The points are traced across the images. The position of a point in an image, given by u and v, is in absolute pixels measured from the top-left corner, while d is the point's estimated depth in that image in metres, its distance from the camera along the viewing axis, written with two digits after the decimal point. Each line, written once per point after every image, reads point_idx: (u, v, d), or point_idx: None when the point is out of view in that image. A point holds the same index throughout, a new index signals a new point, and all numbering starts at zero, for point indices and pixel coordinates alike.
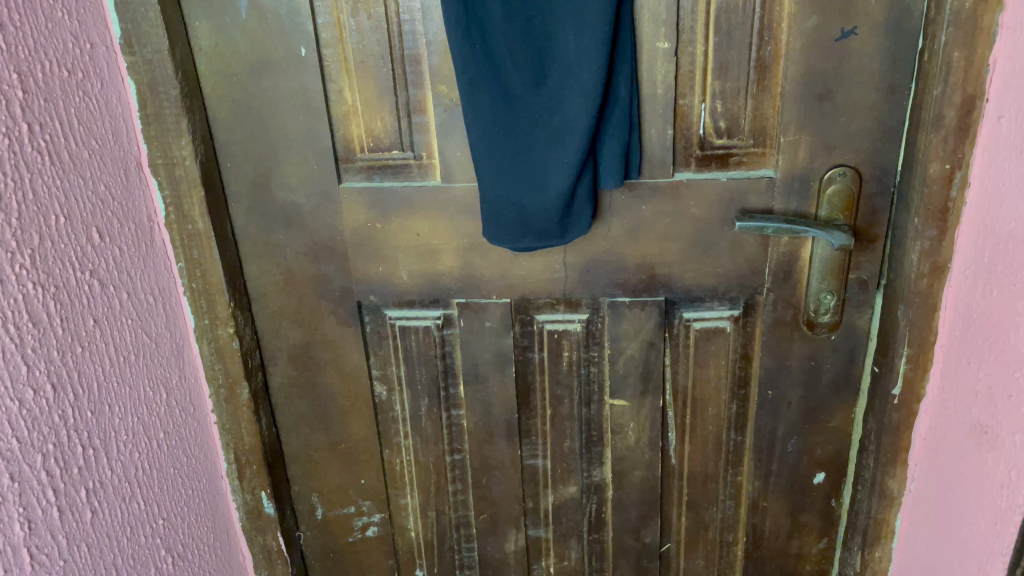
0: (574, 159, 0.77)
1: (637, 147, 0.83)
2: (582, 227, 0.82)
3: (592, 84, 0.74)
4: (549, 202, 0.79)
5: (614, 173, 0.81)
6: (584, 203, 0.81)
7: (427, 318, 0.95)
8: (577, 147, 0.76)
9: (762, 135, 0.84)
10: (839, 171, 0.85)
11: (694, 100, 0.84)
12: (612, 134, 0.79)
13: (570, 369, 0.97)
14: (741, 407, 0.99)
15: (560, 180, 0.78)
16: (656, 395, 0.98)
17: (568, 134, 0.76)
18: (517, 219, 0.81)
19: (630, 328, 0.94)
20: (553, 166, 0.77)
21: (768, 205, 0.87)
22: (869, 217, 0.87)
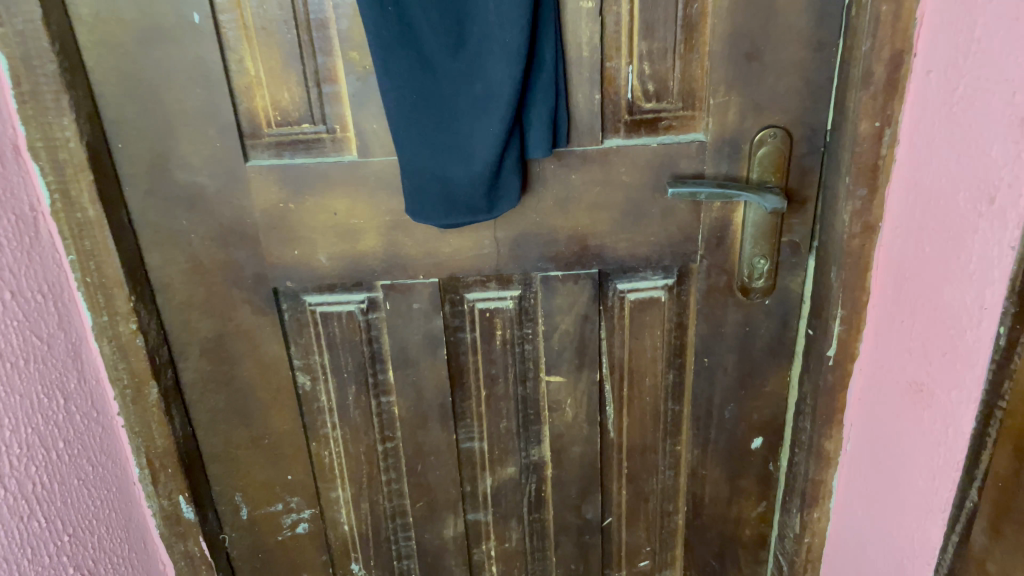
0: (501, 129, 0.72)
1: (565, 115, 0.79)
2: (511, 201, 0.78)
3: (518, 45, 0.69)
4: (477, 175, 0.74)
5: (543, 142, 0.77)
6: (512, 176, 0.77)
7: (349, 302, 0.89)
8: (503, 115, 0.72)
9: (691, 97, 0.82)
10: (772, 130, 0.83)
11: (621, 63, 0.80)
12: (540, 101, 0.75)
13: (504, 349, 0.94)
14: (677, 376, 0.97)
15: (486, 151, 0.73)
16: (592, 369, 0.95)
17: (494, 101, 0.71)
18: (443, 195, 0.75)
19: (563, 302, 0.91)
20: (479, 136, 0.73)
21: (699, 169, 0.84)
22: (800, 178, 0.85)
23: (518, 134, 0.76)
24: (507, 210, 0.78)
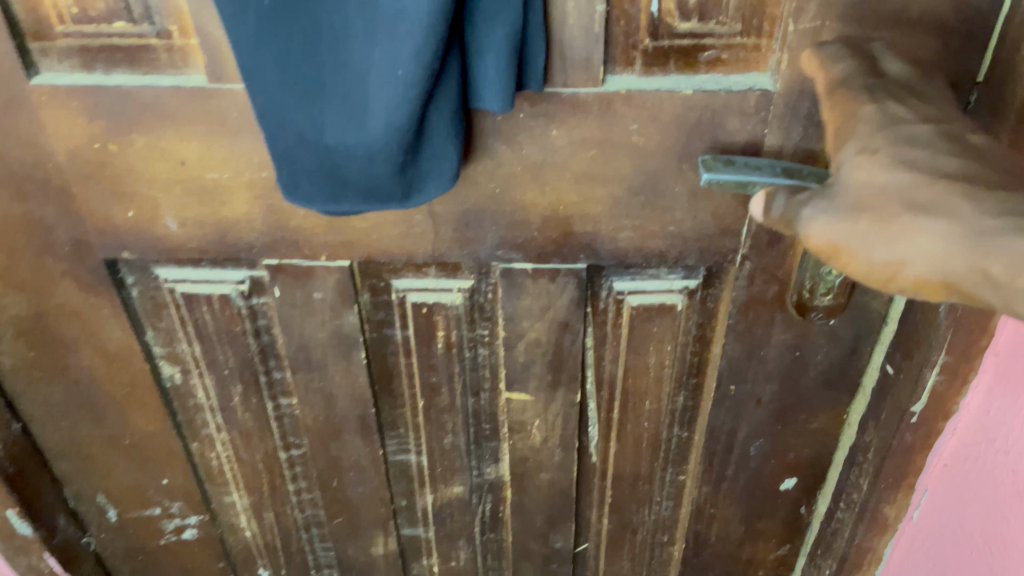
0: (418, 71, 0.40)
1: (540, 43, 0.46)
2: (441, 183, 0.47)
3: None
4: (378, 146, 0.43)
5: (500, 92, 0.45)
6: (444, 145, 0.45)
7: (223, 283, 0.62)
8: (421, 49, 0.40)
9: (758, 15, 0.48)
10: (878, 41, 0.47)
11: None
12: (496, 22, 0.43)
13: (448, 353, 0.67)
14: (689, 400, 0.70)
15: (393, 108, 0.41)
16: (570, 389, 0.68)
17: (405, 22, 0.39)
18: (326, 169, 0.45)
19: (533, 305, 0.62)
20: (381, 80, 0.41)
21: (757, 134, 0.52)
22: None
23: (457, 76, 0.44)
24: (436, 196, 0.47)
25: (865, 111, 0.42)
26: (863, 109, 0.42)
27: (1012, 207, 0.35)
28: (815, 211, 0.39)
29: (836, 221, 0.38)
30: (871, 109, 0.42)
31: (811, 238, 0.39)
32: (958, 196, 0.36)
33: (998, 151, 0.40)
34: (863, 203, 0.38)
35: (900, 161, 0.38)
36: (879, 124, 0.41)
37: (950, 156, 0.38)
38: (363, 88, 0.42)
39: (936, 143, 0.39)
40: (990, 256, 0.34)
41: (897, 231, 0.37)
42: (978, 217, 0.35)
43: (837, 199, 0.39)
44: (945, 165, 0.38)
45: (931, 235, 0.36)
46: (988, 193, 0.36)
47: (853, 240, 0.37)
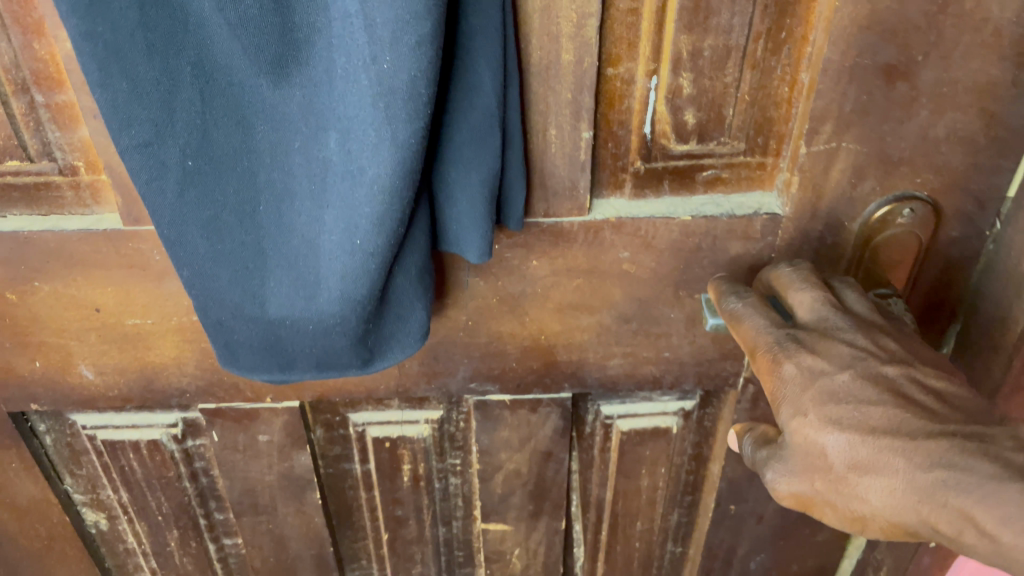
0: (377, 241, 0.33)
1: (520, 180, 0.39)
2: (410, 346, 0.39)
3: (409, 70, 0.29)
4: (333, 321, 0.35)
5: (477, 242, 0.37)
6: (411, 306, 0.38)
7: (152, 428, 0.54)
8: (379, 218, 0.32)
9: (764, 132, 0.42)
10: (785, 267, 0.42)
11: (635, 70, 0.39)
12: (470, 167, 0.36)
13: (416, 485, 0.59)
14: (683, 516, 0.64)
15: (349, 282, 0.34)
16: (553, 516, 0.61)
17: (360, 186, 0.32)
18: (271, 341, 0.37)
19: (511, 437, 0.55)
20: (333, 251, 0.33)
21: (764, 258, 0.46)
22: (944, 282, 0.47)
23: (425, 229, 0.37)
24: (404, 359, 0.40)
25: (787, 374, 0.37)
26: (783, 372, 0.37)
27: (946, 454, 0.33)
28: (774, 473, 0.38)
29: (800, 487, 0.37)
30: (794, 371, 0.37)
31: (778, 494, 0.38)
32: (893, 447, 0.34)
33: (916, 366, 0.37)
34: (810, 467, 0.36)
35: (829, 416, 0.36)
36: (799, 375, 0.37)
37: (875, 399, 0.36)
38: (312, 257, 0.34)
39: (856, 383, 0.36)
40: (944, 517, 0.33)
41: (852, 496, 0.35)
42: (919, 471, 0.34)
43: (790, 462, 0.37)
44: (872, 413, 0.35)
45: (883, 494, 0.34)
46: (924, 433, 0.34)
47: (817, 500, 0.36)
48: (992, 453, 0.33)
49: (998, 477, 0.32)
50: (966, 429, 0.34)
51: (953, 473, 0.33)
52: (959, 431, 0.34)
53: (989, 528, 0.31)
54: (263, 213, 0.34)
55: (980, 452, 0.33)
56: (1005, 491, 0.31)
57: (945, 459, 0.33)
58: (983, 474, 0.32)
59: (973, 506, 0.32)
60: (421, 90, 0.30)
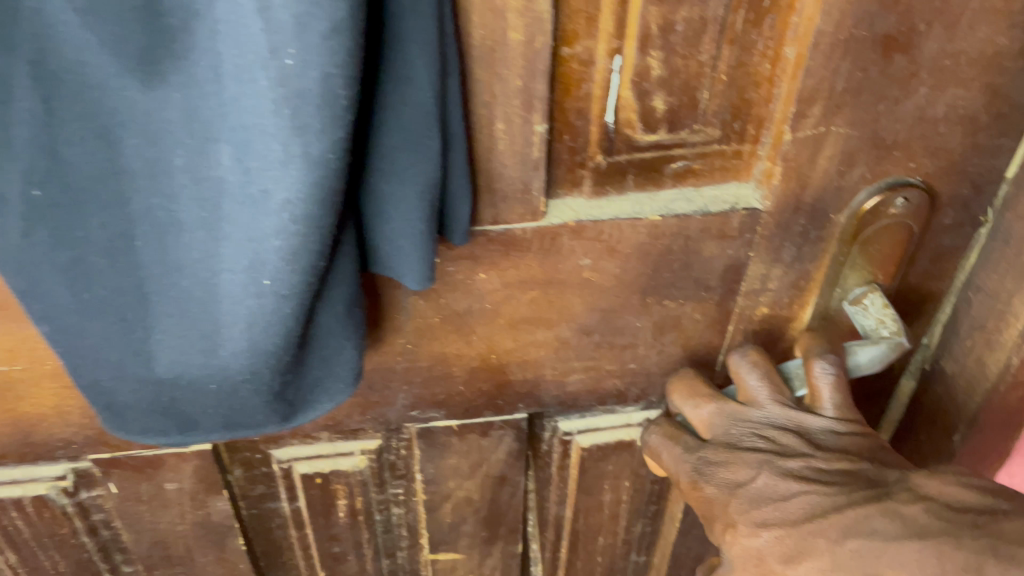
0: (292, 280, 0.26)
1: (465, 185, 0.32)
2: (340, 391, 0.32)
3: (322, 66, 0.22)
4: (241, 378, 0.28)
5: (417, 263, 0.31)
6: (341, 346, 0.31)
7: (36, 483, 0.44)
8: (292, 252, 0.25)
9: (740, 116, 0.37)
10: (672, 378, 0.45)
11: (597, 49, 0.33)
12: (406, 176, 0.29)
13: (354, 521, 0.52)
14: (648, 526, 0.59)
15: (258, 332, 0.27)
16: (509, 540, 0.55)
17: (264, 214, 0.25)
18: (165, 401, 0.30)
19: (460, 464, 0.49)
20: (235, 293, 0.26)
21: (740, 257, 0.41)
22: (933, 273, 0.43)
23: (354, 254, 0.30)
24: (333, 407, 0.33)
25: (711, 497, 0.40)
26: (707, 494, 0.40)
27: (857, 523, 0.35)
28: None
29: None
30: (715, 493, 0.40)
31: None
32: (813, 531, 0.36)
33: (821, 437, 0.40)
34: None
35: (758, 518, 0.38)
36: (722, 491, 0.40)
37: (792, 489, 0.38)
38: (209, 301, 0.27)
39: (771, 480, 0.39)
40: None
41: None
42: (832, 543, 0.35)
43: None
44: (791, 503, 0.37)
45: None
46: (834, 509, 0.36)
47: None
48: (892, 511, 0.35)
49: (902, 536, 0.34)
50: (862, 494, 0.36)
51: (863, 541, 0.34)
52: (862, 497, 0.36)
53: None
54: (141, 249, 0.27)
55: (881, 512, 0.35)
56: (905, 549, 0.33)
57: (846, 523, 0.35)
58: (885, 531, 0.34)
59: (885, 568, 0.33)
60: (338, 91, 0.23)
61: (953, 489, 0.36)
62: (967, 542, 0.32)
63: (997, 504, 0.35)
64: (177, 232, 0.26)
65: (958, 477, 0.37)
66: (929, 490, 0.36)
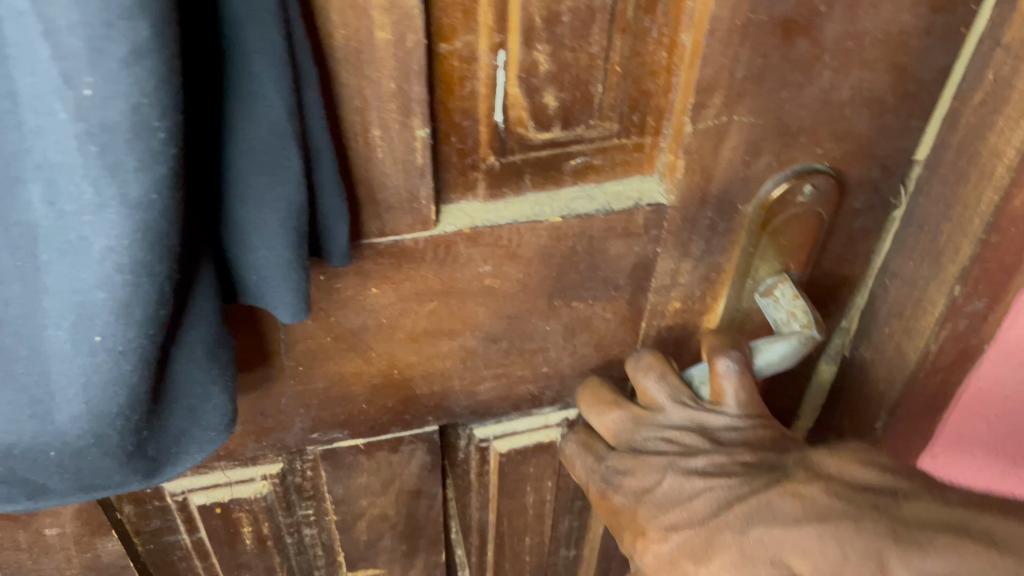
0: (127, 335, 0.23)
1: (340, 207, 0.29)
2: (213, 439, 0.29)
3: (130, 93, 0.19)
4: (84, 444, 0.25)
5: (288, 296, 0.28)
6: (207, 392, 0.28)
7: None
8: (122, 304, 0.22)
9: (639, 108, 0.34)
10: (581, 387, 0.43)
11: (478, 44, 0.30)
12: (266, 205, 0.26)
13: (263, 547, 0.49)
14: (575, 521, 0.58)
15: (94, 393, 0.23)
16: (432, 551, 0.53)
17: (84, 265, 0.21)
18: (3, 469, 0.26)
19: (371, 482, 0.46)
20: (63, 352, 0.23)
21: (648, 254, 0.39)
22: (845, 258, 0.41)
23: (211, 291, 0.26)
24: (206, 456, 0.30)
25: (620, 504, 0.38)
26: (616, 504, 0.38)
27: (758, 510, 0.32)
28: None
29: None
30: (623, 501, 0.38)
31: None
32: (718, 525, 0.33)
33: (723, 435, 0.38)
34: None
35: (665, 521, 0.35)
36: (630, 498, 0.37)
37: (696, 486, 0.35)
38: (36, 361, 0.24)
39: (677, 481, 0.36)
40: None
41: None
42: (736, 535, 0.32)
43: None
44: (696, 500, 0.35)
45: None
46: (736, 497, 0.34)
47: None
48: (792, 492, 0.33)
49: (800, 520, 0.31)
50: (762, 481, 0.34)
51: (766, 527, 0.32)
52: (766, 483, 0.34)
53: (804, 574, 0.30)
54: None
55: (783, 494, 0.33)
56: (803, 536, 0.31)
57: (750, 511, 0.33)
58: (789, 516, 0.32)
59: (791, 557, 0.30)
60: (151, 121, 0.20)
61: (852, 467, 0.34)
62: (870, 521, 0.30)
63: (898, 481, 0.33)
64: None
65: (857, 453, 0.35)
66: (828, 468, 0.34)
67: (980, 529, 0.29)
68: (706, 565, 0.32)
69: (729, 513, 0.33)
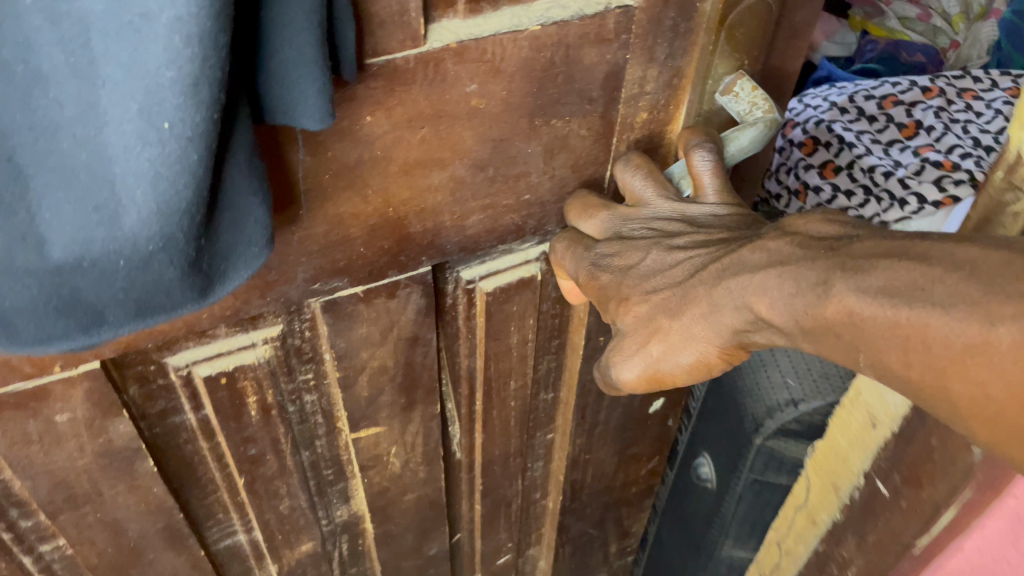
0: (194, 117, 0.23)
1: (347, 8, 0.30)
2: (254, 257, 0.30)
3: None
4: (150, 247, 0.25)
5: (312, 98, 0.28)
6: (249, 204, 0.28)
7: None
8: (190, 81, 0.23)
9: None
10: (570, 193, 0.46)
11: None
12: None
13: (268, 417, 0.50)
14: (553, 362, 0.61)
15: (164, 188, 0.24)
16: (428, 401, 0.55)
17: (149, 40, 0.22)
18: (63, 298, 0.26)
19: (370, 332, 0.48)
20: (127, 146, 0.23)
21: (617, 62, 0.41)
22: (788, 52, 0.45)
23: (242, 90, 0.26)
24: (250, 274, 0.30)
25: (606, 281, 0.43)
26: (602, 282, 0.43)
27: (727, 268, 0.37)
28: (620, 359, 0.42)
29: (642, 363, 0.41)
30: (610, 279, 0.42)
31: (626, 378, 0.42)
32: (694, 281, 0.39)
33: (699, 219, 0.42)
34: (628, 340, 0.42)
35: (648, 286, 0.41)
36: (616, 273, 0.42)
37: (677, 256, 0.41)
38: (98, 164, 0.24)
39: (661, 256, 0.41)
40: (732, 312, 0.37)
41: (677, 346, 0.39)
42: (709, 287, 0.38)
43: (623, 351, 0.42)
44: (676, 268, 0.40)
45: (701, 325, 0.38)
46: (710, 259, 0.39)
47: (657, 367, 0.41)
48: (757, 247, 0.37)
49: (764, 265, 0.36)
50: (732, 243, 0.39)
51: (733, 276, 0.37)
52: (735, 246, 0.38)
53: (766, 310, 0.35)
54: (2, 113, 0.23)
55: (749, 249, 0.37)
56: (766, 276, 0.35)
57: (721, 270, 0.38)
58: (756, 267, 0.36)
59: (752, 298, 0.36)
60: None
61: (816, 224, 0.37)
62: (821, 261, 0.34)
63: (857, 230, 0.36)
64: (44, 84, 0.23)
65: (822, 216, 0.38)
66: (797, 227, 0.38)
67: (921, 250, 0.32)
68: (681, 314, 0.39)
69: (703, 275, 0.38)
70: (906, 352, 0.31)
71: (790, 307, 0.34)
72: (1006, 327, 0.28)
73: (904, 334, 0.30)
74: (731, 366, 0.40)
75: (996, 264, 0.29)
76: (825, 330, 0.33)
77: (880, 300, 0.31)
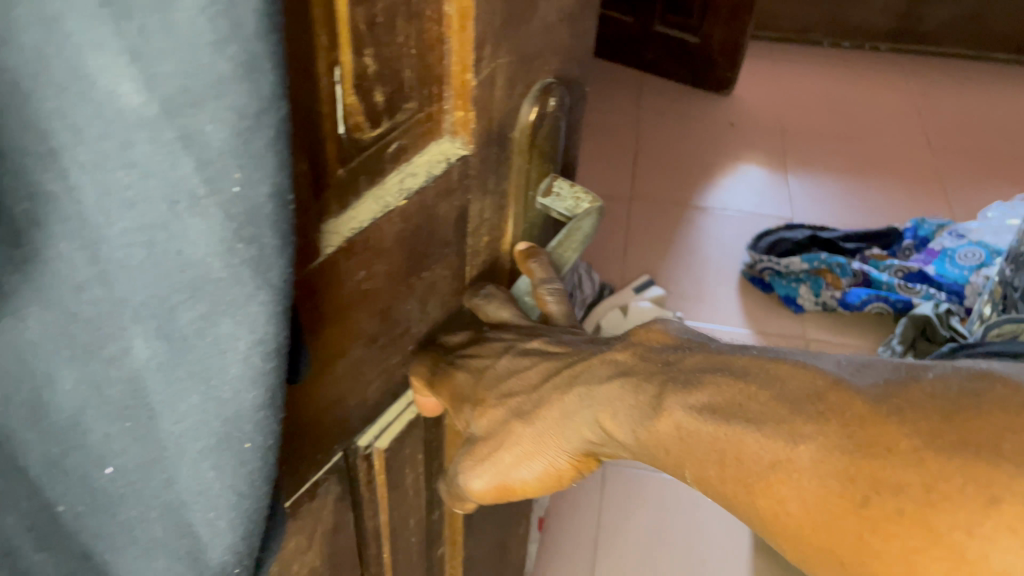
0: (263, 428, 0.24)
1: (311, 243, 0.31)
2: (282, 508, 0.32)
3: (267, 182, 0.21)
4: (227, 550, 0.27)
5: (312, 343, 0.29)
6: None
7: None
8: (263, 399, 0.24)
9: (427, 82, 0.38)
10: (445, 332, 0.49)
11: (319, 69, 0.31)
12: None
13: None
14: (439, 483, 0.62)
15: (240, 496, 0.25)
16: None
17: (222, 379, 0.23)
18: None
19: (300, 538, 0.45)
20: (199, 472, 0.24)
21: (462, 204, 0.44)
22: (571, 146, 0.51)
23: None
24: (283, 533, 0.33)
25: (460, 382, 0.47)
26: (458, 382, 0.47)
27: (585, 388, 0.42)
28: (469, 469, 0.46)
29: (489, 473, 0.45)
30: (464, 380, 0.47)
31: (474, 486, 0.46)
32: (550, 391, 0.44)
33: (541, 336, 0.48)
34: (479, 446, 0.46)
35: (503, 399, 0.46)
36: (470, 377, 0.47)
37: (534, 369, 0.45)
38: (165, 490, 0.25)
39: (519, 365, 0.46)
40: (583, 420, 0.42)
41: (531, 453, 0.44)
42: (564, 394, 0.43)
43: (474, 462, 0.46)
44: (532, 377, 0.45)
45: (560, 430, 0.43)
46: (559, 373, 0.44)
47: (505, 476, 0.45)
48: (609, 360, 0.43)
49: (615, 378, 0.41)
50: (578, 357, 0.45)
51: (586, 388, 0.42)
52: (584, 365, 0.44)
53: (613, 422, 0.40)
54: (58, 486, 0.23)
55: (603, 362, 0.43)
56: (615, 385, 0.41)
57: (564, 386, 0.44)
58: (596, 383, 0.42)
59: (600, 410, 0.41)
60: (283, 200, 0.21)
61: (659, 332, 0.43)
62: (654, 380, 0.40)
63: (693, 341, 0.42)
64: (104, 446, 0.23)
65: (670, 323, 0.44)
66: (641, 337, 0.43)
67: (741, 365, 0.37)
68: (533, 421, 0.44)
69: (561, 394, 0.43)
70: (722, 467, 0.35)
71: (631, 421, 0.39)
72: (805, 446, 0.32)
73: (722, 450, 0.35)
74: (579, 473, 0.45)
75: (799, 387, 0.34)
76: (659, 445, 0.38)
77: (705, 416, 0.36)
